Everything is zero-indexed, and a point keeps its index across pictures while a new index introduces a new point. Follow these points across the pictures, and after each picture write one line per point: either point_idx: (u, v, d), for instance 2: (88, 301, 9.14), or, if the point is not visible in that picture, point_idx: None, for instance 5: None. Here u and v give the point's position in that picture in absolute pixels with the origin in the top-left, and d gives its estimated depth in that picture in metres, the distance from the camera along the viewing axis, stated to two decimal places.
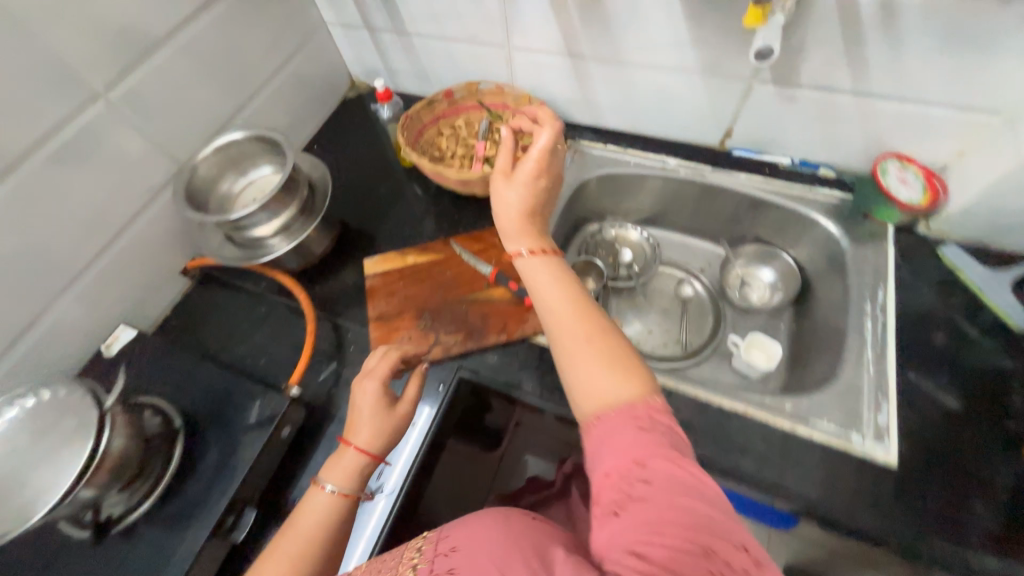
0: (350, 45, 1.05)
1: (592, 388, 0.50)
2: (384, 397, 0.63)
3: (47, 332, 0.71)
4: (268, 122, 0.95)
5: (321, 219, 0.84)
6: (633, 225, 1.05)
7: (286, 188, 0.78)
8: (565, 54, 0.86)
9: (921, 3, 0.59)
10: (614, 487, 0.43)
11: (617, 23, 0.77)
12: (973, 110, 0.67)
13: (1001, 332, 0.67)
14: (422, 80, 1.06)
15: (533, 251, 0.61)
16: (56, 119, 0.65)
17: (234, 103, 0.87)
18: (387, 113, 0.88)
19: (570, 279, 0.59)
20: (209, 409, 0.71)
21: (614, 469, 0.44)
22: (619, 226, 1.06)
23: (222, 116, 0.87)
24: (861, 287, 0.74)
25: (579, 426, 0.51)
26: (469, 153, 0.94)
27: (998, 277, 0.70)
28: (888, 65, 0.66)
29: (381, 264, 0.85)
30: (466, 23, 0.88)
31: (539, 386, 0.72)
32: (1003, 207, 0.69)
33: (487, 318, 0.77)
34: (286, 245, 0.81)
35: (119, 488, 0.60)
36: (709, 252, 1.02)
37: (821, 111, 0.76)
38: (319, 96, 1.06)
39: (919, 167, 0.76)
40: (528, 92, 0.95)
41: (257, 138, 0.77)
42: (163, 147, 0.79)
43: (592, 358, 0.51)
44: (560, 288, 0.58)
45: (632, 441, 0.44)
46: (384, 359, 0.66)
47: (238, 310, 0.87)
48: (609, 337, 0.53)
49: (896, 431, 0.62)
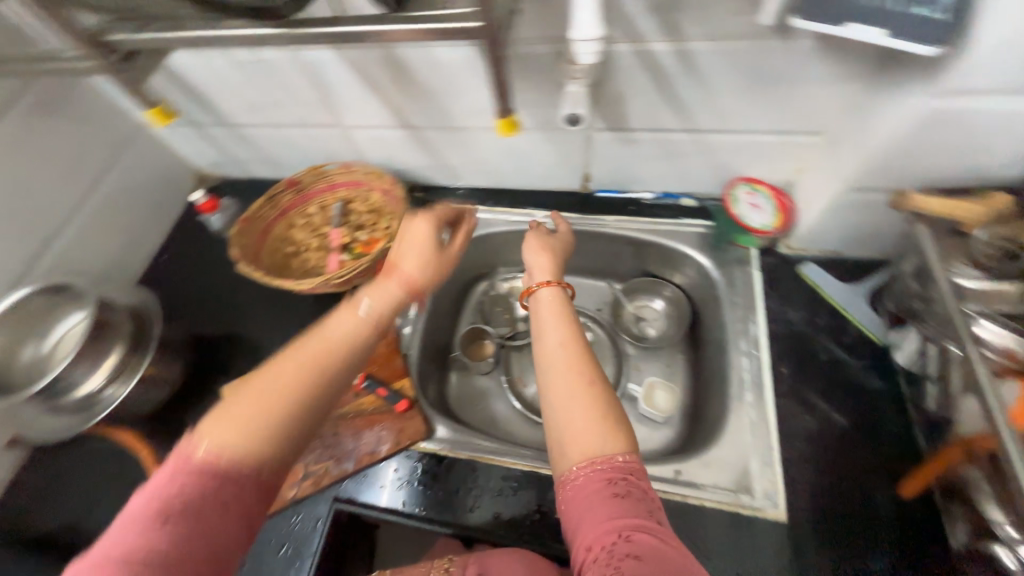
0: (181, 142, 0.95)
1: (577, 436, 0.49)
2: (363, 317, 0.51)
3: None
4: (89, 250, 0.84)
5: (157, 349, 0.73)
6: (524, 273, 1.01)
7: (95, 332, 0.67)
8: (401, 127, 0.80)
9: (712, 47, 0.57)
10: (596, 560, 0.42)
11: (440, 95, 0.72)
12: (795, 133, 0.67)
13: (866, 347, 0.68)
14: (272, 166, 0.98)
15: (540, 293, 0.63)
16: None
17: (35, 243, 0.76)
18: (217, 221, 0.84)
19: (570, 321, 0.59)
20: None
21: (596, 542, 0.43)
22: (511, 277, 1.02)
23: (21, 261, 0.75)
24: (735, 322, 0.73)
25: (561, 478, 0.49)
26: (326, 243, 0.86)
27: (855, 291, 0.71)
28: (705, 103, 0.65)
29: None
30: (290, 110, 0.81)
31: (424, 503, 0.66)
32: (844, 222, 0.69)
33: (359, 434, 0.70)
34: (125, 391, 0.69)
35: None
36: (601, 290, 0.93)
37: (663, 148, 0.75)
38: (157, 203, 0.95)
39: (768, 187, 0.75)
40: (381, 165, 0.88)
41: (43, 290, 0.69)
42: None
43: (582, 402, 0.51)
44: (562, 330, 0.58)
45: (613, 511, 0.44)
46: (390, 279, 0.57)
47: (80, 477, 0.74)
48: (599, 386, 0.53)
49: (780, 481, 0.60)
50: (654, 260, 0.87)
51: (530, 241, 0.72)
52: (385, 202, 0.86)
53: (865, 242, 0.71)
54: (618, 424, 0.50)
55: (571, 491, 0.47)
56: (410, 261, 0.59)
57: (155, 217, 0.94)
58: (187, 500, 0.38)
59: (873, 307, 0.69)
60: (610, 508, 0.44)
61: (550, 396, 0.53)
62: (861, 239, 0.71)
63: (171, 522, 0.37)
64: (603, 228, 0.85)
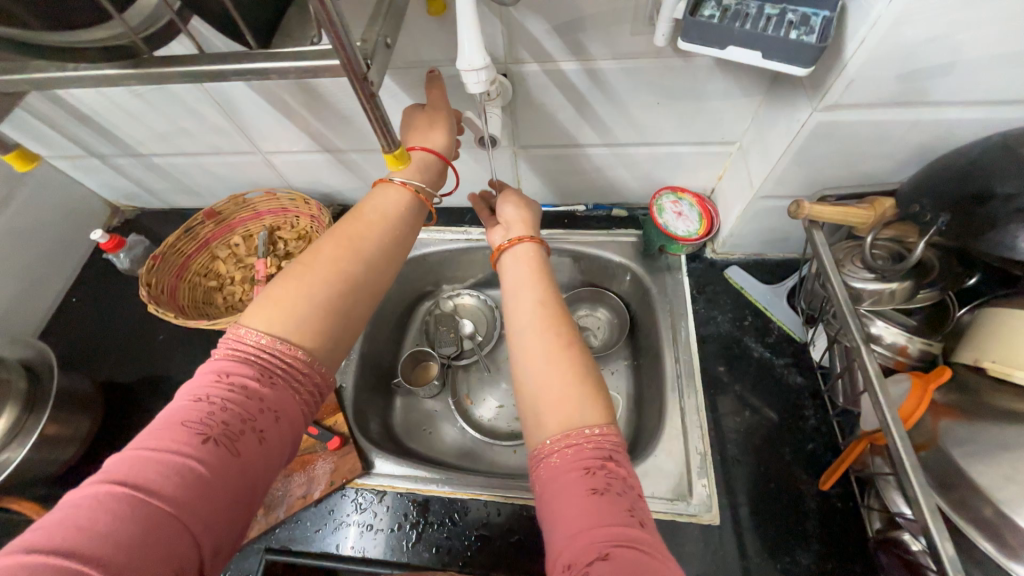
0: (86, 175, 0.88)
1: (550, 406, 0.42)
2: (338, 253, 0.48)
3: None
4: None
5: (55, 405, 0.67)
6: (469, 290, 0.99)
7: None
8: (324, 151, 0.78)
9: (618, 67, 0.59)
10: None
11: (358, 120, 0.70)
12: (709, 144, 0.70)
13: (787, 344, 0.71)
14: (192, 194, 0.92)
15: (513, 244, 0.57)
16: None
17: None
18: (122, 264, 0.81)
19: (544, 281, 0.52)
20: None
21: (570, 555, 0.33)
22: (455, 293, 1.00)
23: None
24: (667, 328, 0.74)
25: (532, 457, 0.42)
26: (251, 275, 0.82)
27: (775, 293, 0.74)
28: (622, 120, 0.67)
29: None
30: (202, 138, 0.77)
31: (364, 540, 0.64)
32: (760, 227, 0.72)
33: (293, 475, 0.68)
34: (19, 453, 0.62)
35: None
36: None
37: (588, 163, 0.76)
38: (60, 242, 0.87)
39: (692, 195, 0.78)
40: (306, 189, 0.84)
41: None
42: None
43: (554, 365, 0.44)
44: (532, 289, 0.51)
45: (585, 509, 0.35)
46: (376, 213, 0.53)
47: None
48: (573, 351, 0.46)
49: (713, 486, 0.62)
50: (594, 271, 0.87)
51: (507, 194, 0.65)
52: (311, 227, 0.82)
53: (780, 244, 0.74)
54: (592, 393, 0.43)
55: (547, 472, 0.39)
56: (331, 246, 0.48)
57: (61, 259, 0.87)
58: (160, 494, 0.33)
59: (793, 306, 0.72)
60: (589, 509, 0.35)
61: (523, 362, 0.46)
62: (778, 241, 0.74)
63: (136, 515, 0.32)
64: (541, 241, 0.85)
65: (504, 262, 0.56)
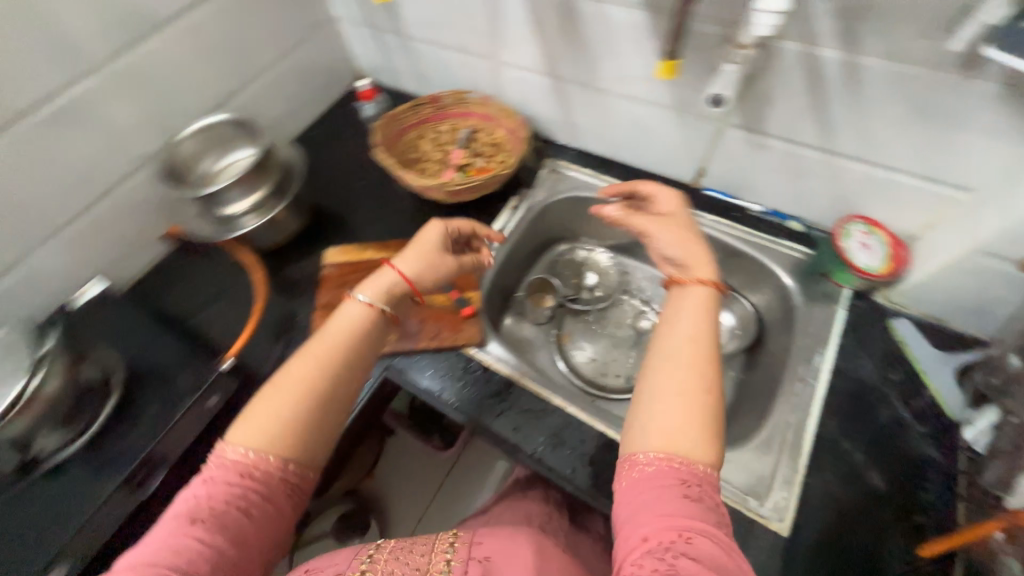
0: (357, 41, 1.07)
1: (660, 427, 0.47)
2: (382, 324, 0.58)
3: (21, 280, 0.74)
4: (262, 106, 0.99)
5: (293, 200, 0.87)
6: (602, 249, 1.05)
7: (257, 167, 0.81)
8: (547, 74, 0.86)
9: (885, 63, 0.57)
10: (648, 550, 0.41)
11: (596, 52, 0.77)
12: (939, 181, 0.64)
13: (936, 417, 0.65)
14: (421, 81, 1.07)
15: (683, 280, 0.56)
16: (48, 87, 0.69)
17: (228, 86, 0.92)
18: (372, 110, 1.09)
19: (707, 312, 0.53)
20: (153, 371, 0.77)
21: (651, 535, 0.42)
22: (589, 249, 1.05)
23: (217, 96, 0.91)
24: (803, 350, 0.73)
25: (624, 451, 0.49)
26: (445, 159, 0.95)
27: (943, 361, 0.68)
28: (854, 125, 0.65)
29: (342, 254, 0.89)
30: (458, 33, 0.90)
31: (459, 398, 0.74)
32: (961, 286, 0.66)
33: (424, 323, 0.80)
34: (258, 222, 0.83)
35: (50, 431, 0.65)
36: None
37: (789, 162, 0.75)
38: (318, 87, 1.08)
39: (886, 234, 0.72)
40: (514, 105, 0.96)
41: (237, 121, 0.85)
42: (158, 121, 0.84)
43: (677, 402, 0.47)
44: (695, 322, 0.52)
45: (676, 508, 0.43)
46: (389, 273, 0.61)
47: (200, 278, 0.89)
48: (703, 394, 0.48)
49: (795, 508, 0.60)
50: (742, 275, 0.87)
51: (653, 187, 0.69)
52: (508, 139, 0.95)
53: (976, 314, 0.67)
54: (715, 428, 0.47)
55: (633, 478, 0.46)
56: (294, 367, 0.53)
57: (314, 99, 1.08)
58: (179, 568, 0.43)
59: (959, 381, 0.66)
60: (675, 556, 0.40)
61: (647, 399, 0.49)
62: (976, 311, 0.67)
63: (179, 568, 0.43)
64: (710, 226, 0.85)
65: (674, 292, 0.56)
